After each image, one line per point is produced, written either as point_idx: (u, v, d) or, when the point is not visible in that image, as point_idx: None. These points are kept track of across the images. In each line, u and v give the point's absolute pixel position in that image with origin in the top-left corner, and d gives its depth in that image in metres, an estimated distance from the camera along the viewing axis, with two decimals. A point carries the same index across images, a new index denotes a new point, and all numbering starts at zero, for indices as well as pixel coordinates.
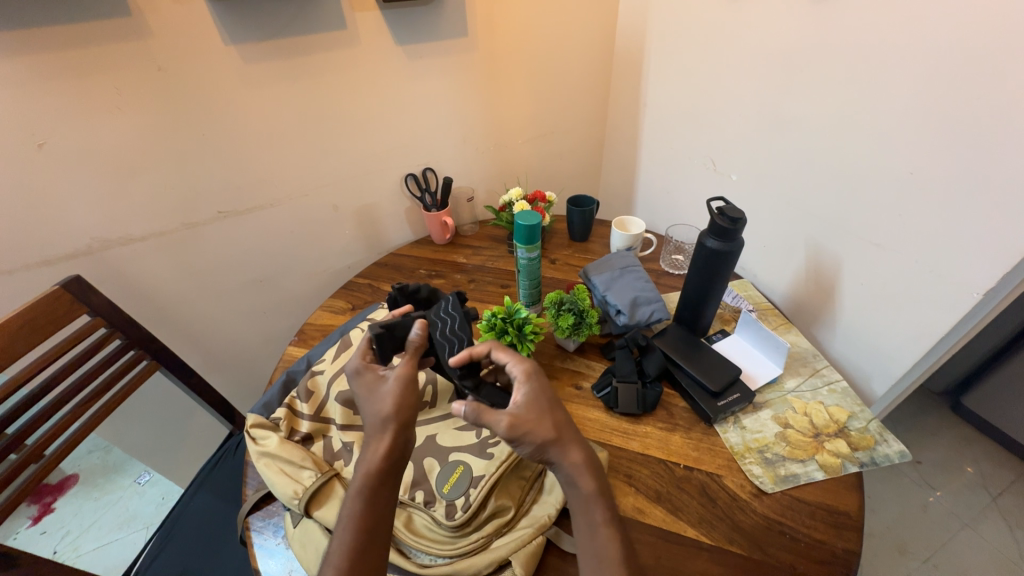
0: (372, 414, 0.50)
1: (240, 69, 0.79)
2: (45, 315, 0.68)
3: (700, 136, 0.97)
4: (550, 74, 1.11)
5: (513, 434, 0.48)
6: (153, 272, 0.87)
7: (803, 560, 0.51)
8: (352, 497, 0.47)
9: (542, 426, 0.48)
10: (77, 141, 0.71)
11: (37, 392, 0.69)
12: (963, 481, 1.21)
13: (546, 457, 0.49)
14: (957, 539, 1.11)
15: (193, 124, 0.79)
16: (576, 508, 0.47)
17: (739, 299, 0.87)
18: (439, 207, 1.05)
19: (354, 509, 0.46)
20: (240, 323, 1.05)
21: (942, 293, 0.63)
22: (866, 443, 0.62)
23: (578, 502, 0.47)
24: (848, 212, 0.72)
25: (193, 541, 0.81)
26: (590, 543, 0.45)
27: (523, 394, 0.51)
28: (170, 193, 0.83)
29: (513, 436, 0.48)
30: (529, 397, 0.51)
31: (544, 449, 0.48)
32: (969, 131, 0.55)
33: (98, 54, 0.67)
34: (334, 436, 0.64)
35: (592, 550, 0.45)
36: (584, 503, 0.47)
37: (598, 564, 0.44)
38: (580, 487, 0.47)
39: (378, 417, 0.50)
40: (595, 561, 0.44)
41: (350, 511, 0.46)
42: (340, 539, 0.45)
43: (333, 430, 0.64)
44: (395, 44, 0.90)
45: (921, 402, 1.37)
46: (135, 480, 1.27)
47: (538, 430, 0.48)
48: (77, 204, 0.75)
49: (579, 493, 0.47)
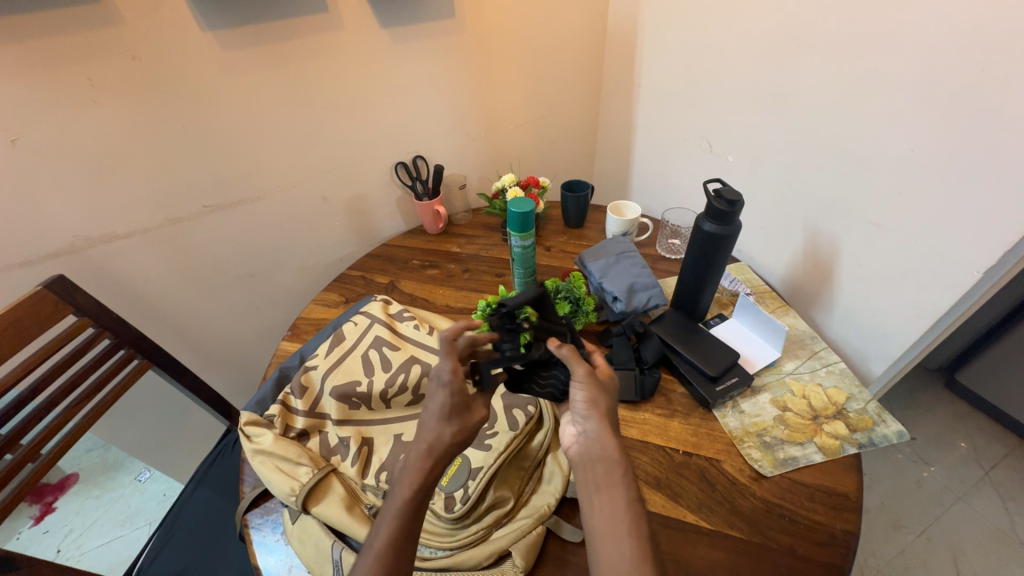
0: (431, 428, 0.49)
1: (218, 57, 0.76)
2: (26, 318, 0.66)
3: (695, 117, 0.94)
4: (540, 55, 1.08)
5: (588, 381, 0.50)
6: (140, 269, 0.86)
7: (802, 542, 0.52)
8: (405, 493, 0.46)
9: (605, 395, 0.50)
10: (50, 136, 0.68)
11: (25, 395, 0.68)
12: (957, 456, 1.22)
13: (592, 423, 0.49)
14: (949, 512, 1.13)
15: (172, 115, 0.76)
16: (609, 487, 0.45)
17: (737, 283, 0.87)
18: (431, 195, 1.03)
19: (399, 505, 0.46)
20: (233, 319, 1.04)
21: (942, 272, 0.62)
22: (863, 424, 0.62)
23: (613, 480, 0.45)
24: (845, 192, 0.71)
25: (194, 538, 0.81)
26: (624, 518, 0.43)
27: (604, 377, 0.52)
28: (153, 189, 0.80)
29: (579, 381, 0.50)
30: (607, 380, 0.52)
31: (594, 412, 0.49)
32: (970, 105, 0.53)
33: (66, 43, 0.64)
34: (330, 431, 0.63)
35: (613, 527, 0.43)
36: (619, 481, 0.45)
37: (626, 542, 0.42)
38: (619, 465, 0.46)
39: (443, 439, 0.49)
40: (625, 536, 0.42)
41: (395, 510, 0.45)
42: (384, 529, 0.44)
43: (329, 426, 0.63)
44: (379, 27, 0.87)
45: (917, 380, 1.37)
46: (136, 477, 1.25)
47: (600, 393, 0.50)
48: (56, 200, 0.73)
49: (617, 470, 0.46)
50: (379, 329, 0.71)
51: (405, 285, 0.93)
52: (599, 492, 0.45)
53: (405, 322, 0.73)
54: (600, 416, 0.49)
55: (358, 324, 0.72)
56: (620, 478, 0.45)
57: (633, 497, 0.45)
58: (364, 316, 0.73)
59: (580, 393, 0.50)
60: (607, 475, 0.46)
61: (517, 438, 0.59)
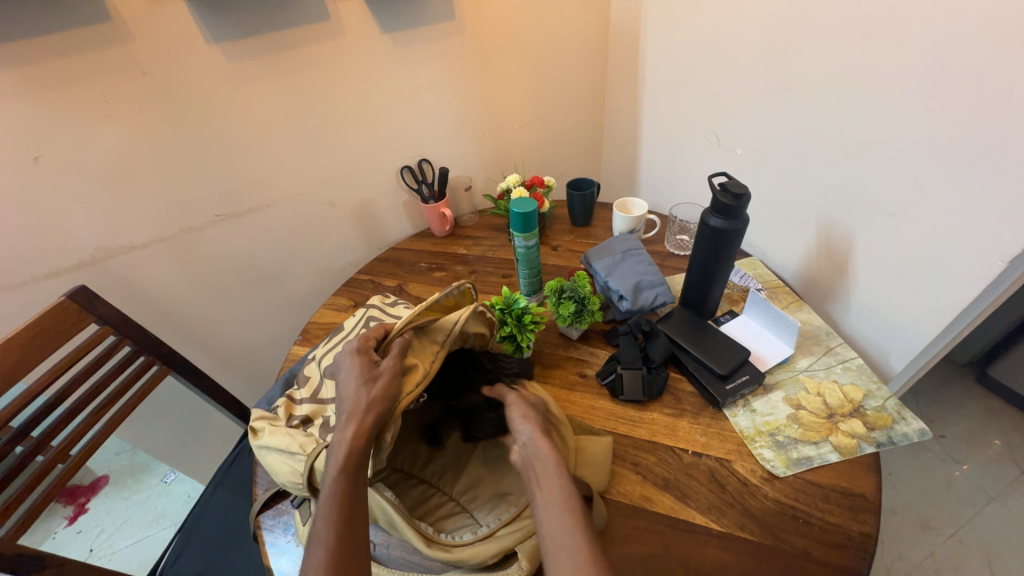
0: (348, 398, 0.51)
1: (226, 69, 0.78)
2: (52, 327, 0.69)
3: (701, 110, 0.93)
4: (543, 54, 1.07)
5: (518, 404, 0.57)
6: (158, 277, 0.88)
7: (818, 545, 0.50)
8: (335, 477, 0.47)
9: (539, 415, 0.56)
10: (71, 152, 0.71)
11: (52, 400, 0.71)
12: (990, 454, 1.16)
13: (524, 430, 0.53)
14: (983, 514, 1.08)
15: (183, 127, 0.79)
16: (546, 476, 0.48)
17: (747, 278, 0.84)
18: (437, 198, 1.04)
19: (335, 492, 0.46)
20: (248, 325, 1.06)
21: (962, 263, 0.60)
22: (882, 422, 0.60)
23: (547, 471, 0.49)
24: (859, 182, 0.68)
25: (214, 538, 0.83)
26: (562, 504, 0.46)
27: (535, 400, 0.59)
28: (167, 200, 0.83)
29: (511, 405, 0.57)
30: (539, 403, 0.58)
31: (527, 421, 0.54)
32: (991, 86, 0.51)
33: (82, 61, 0.66)
34: (330, 412, 0.60)
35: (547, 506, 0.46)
36: (552, 470, 0.49)
37: (562, 517, 0.45)
38: (547, 455, 0.50)
39: (361, 399, 0.51)
40: (560, 516, 0.45)
41: (331, 490, 0.46)
42: (323, 511, 0.46)
43: (330, 408, 0.60)
44: (381, 32, 0.88)
45: (945, 374, 1.32)
46: (162, 479, 1.30)
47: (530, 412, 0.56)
48: (78, 214, 0.76)
49: (550, 462, 0.49)
50: (372, 311, 0.70)
51: (413, 288, 0.94)
52: (540, 484, 0.48)
53: (399, 307, 0.71)
54: (532, 422, 0.54)
55: (355, 315, 0.72)
56: (555, 468, 0.49)
57: (565, 481, 0.48)
58: (360, 307, 0.73)
59: (514, 412, 0.56)
60: (543, 470, 0.49)
61: (444, 351, 0.59)
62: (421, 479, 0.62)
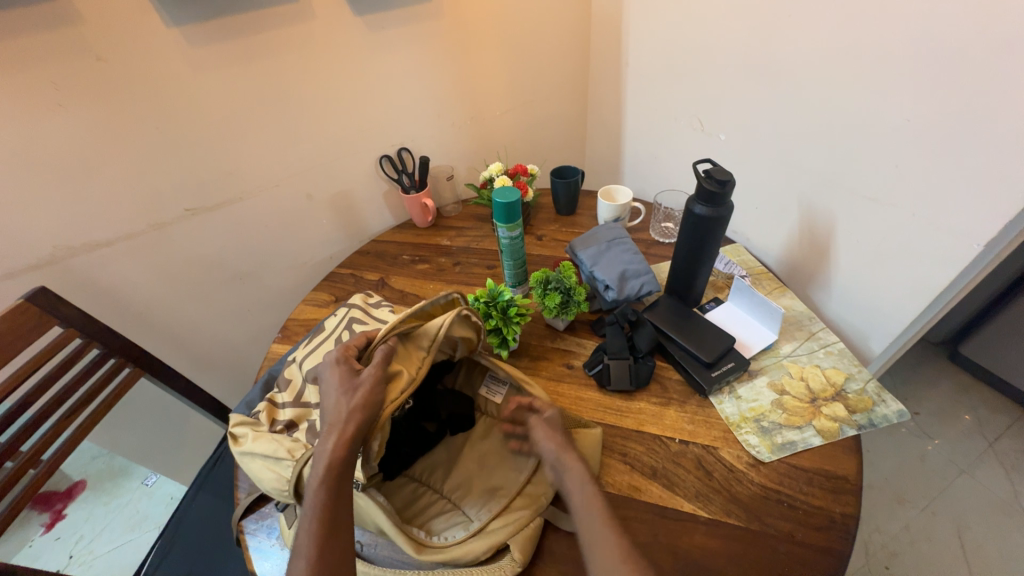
0: (331, 408, 0.50)
1: (187, 54, 0.73)
2: (10, 332, 0.65)
3: (685, 95, 0.91)
4: (523, 37, 1.04)
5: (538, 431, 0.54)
6: (126, 276, 0.84)
7: (801, 528, 0.51)
8: (316, 488, 0.46)
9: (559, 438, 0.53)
10: (20, 144, 0.66)
11: (14, 408, 0.67)
12: (960, 429, 1.21)
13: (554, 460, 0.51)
14: (954, 486, 1.12)
15: (143, 117, 0.74)
16: (584, 504, 0.47)
17: (731, 265, 0.85)
18: (418, 188, 1.01)
19: (317, 503, 0.45)
20: (225, 323, 1.03)
21: (939, 248, 0.60)
22: (863, 405, 0.61)
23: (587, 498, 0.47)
24: (840, 167, 0.68)
25: (198, 543, 0.82)
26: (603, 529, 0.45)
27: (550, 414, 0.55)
28: (131, 194, 0.79)
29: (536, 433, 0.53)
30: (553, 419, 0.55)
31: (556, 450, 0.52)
32: (969, 69, 0.51)
33: (25, 45, 0.62)
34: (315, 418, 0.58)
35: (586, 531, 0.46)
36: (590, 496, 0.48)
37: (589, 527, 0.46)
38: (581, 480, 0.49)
39: (344, 409, 0.49)
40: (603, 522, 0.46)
41: (313, 504, 0.45)
42: (307, 525, 0.45)
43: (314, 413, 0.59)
44: (353, 15, 0.84)
45: (919, 354, 1.36)
46: (142, 482, 1.26)
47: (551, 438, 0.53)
48: (31, 210, 0.71)
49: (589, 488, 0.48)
50: (354, 312, 0.68)
51: (396, 281, 0.91)
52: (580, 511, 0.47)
53: (383, 309, 0.69)
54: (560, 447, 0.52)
55: (337, 315, 0.69)
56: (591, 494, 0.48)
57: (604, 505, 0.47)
58: (342, 306, 0.70)
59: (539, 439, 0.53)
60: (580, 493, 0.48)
61: (430, 356, 0.56)
62: (411, 477, 0.61)
